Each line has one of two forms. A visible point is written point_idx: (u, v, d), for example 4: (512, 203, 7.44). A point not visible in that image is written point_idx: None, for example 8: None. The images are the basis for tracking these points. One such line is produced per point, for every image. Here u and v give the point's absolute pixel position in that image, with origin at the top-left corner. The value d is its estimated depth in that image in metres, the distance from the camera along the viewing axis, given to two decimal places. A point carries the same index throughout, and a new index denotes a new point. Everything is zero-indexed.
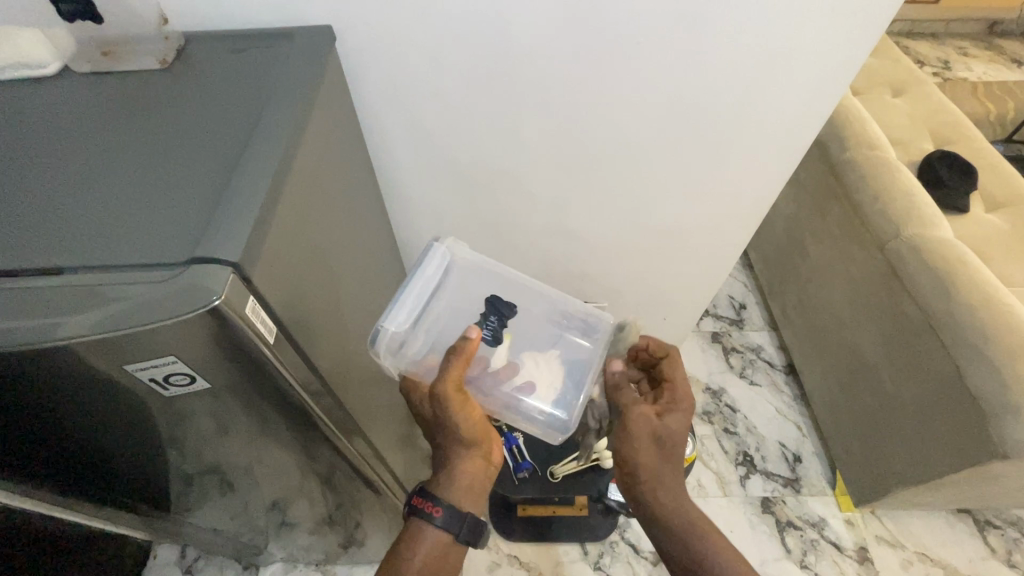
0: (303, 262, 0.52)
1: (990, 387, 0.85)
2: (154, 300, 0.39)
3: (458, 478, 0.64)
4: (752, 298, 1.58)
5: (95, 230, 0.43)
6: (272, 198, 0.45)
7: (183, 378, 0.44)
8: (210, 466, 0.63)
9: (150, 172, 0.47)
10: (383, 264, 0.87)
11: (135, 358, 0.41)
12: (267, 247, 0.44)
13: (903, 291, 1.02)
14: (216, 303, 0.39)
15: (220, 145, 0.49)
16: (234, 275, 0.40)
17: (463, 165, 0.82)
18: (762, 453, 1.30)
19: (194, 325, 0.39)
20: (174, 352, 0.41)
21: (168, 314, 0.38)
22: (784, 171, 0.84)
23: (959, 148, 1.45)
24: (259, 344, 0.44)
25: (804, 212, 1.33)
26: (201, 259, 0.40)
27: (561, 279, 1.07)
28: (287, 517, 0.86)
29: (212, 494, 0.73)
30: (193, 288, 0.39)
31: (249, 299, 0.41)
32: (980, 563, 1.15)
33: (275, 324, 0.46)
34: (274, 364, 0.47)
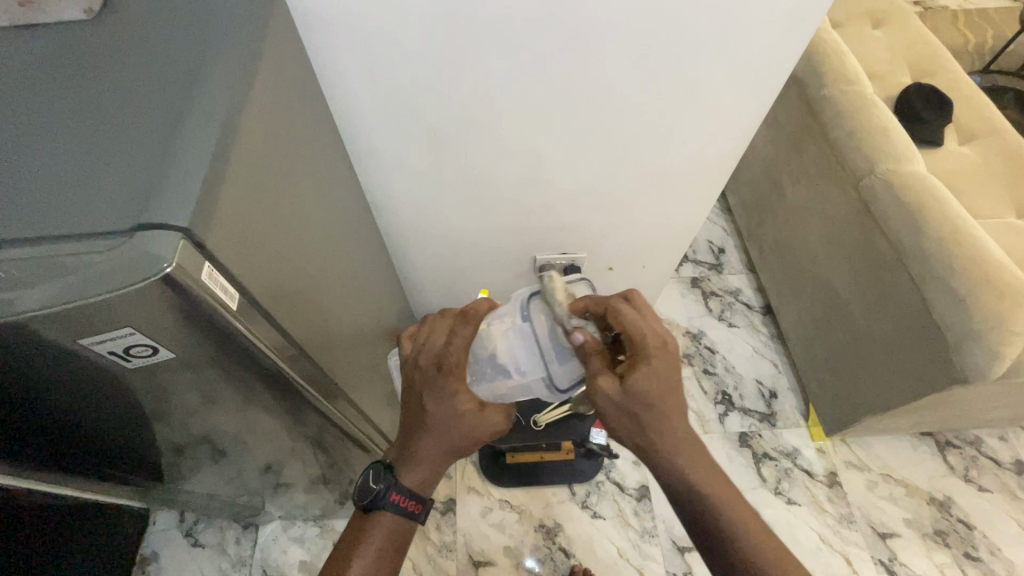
0: (265, 225, 0.50)
1: (954, 317, 0.88)
2: (101, 271, 0.37)
3: (425, 463, 0.67)
4: (730, 242, 1.59)
5: (35, 203, 0.40)
6: (222, 157, 0.43)
7: (145, 349, 0.43)
8: (196, 435, 0.63)
9: (88, 135, 0.44)
10: (354, 225, 0.84)
11: (90, 330, 0.40)
12: (221, 208, 0.42)
13: (875, 227, 1.04)
14: (168, 271, 0.37)
15: (161, 101, 0.46)
16: (184, 240, 0.38)
17: (430, 116, 0.79)
18: (740, 391, 1.35)
19: (147, 294, 0.38)
20: (131, 323, 0.40)
21: (118, 284, 0.37)
22: (759, 110, 0.83)
23: (936, 80, 1.43)
24: (222, 312, 0.43)
25: (780, 153, 1.32)
26: (145, 224, 0.38)
27: (539, 231, 1.06)
28: (281, 478, 0.88)
29: (202, 461, 0.73)
30: (141, 254, 0.37)
31: (205, 266, 0.40)
32: (940, 479, 1.23)
33: (237, 290, 0.44)
34: (243, 332, 0.46)
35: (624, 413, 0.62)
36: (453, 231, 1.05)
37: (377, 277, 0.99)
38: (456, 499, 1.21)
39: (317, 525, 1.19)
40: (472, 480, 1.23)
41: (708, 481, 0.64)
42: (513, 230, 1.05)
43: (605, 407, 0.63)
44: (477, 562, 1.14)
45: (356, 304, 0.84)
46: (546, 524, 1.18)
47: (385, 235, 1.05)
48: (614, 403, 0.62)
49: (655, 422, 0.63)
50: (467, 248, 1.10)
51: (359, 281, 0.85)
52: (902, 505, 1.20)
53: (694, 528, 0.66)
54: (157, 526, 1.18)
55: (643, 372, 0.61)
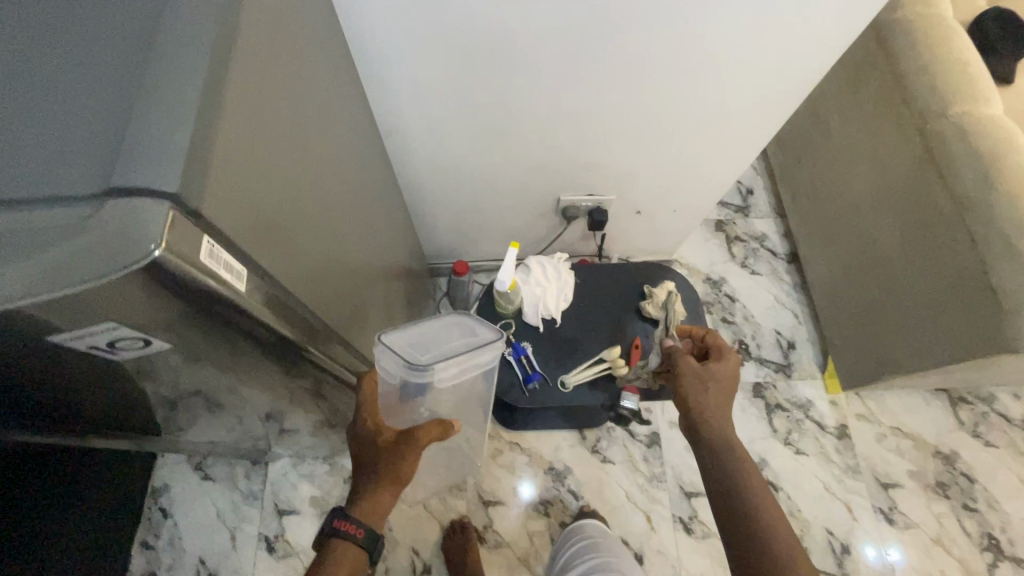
0: (266, 178, 0.41)
1: (1014, 282, 0.82)
2: (64, 256, 0.28)
3: (373, 509, 0.71)
4: (760, 183, 1.49)
5: None
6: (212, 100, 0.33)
7: (134, 339, 0.37)
8: (188, 391, 0.57)
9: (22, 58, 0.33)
10: (364, 161, 0.74)
11: (58, 326, 0.32)
12: (217, 166, 0.33)
13: (937, 177, 0.94)
14: (155, 254, 0.29)
15: (123, 24, 0.36)
16: (174, 210, 0.30)
17: (456, 33, 0.66)
18: (758, 341, 1.31)
19: (133, 286, 0.30)
20: (113, 316, 0.32)
21: (90, 273, 0.28)
22: (841, 44, 0.71)
23: (1015, 4, 1.26)
24: (227, 293, 0.36)
25: (833, 85, 1.18)
26: (118, 190, 0.30)
27: (566, 170, 0.96)
28: (286, 425, 0.84)
29: (199, 414, 0.68)
30: (117, 232, 0.29)
31: (202, 240, 0.32)
32: (948, 434, 1.24)
33: (240, 263, 0.37)
34: (248, 309, 0.39)
35: (700, 384, 0.75)
36: (472, 167, 0.94)
37: (388, 217, 0.90)
38: None
39: (326, 462, 1.19)
40: None
41: (756, 483, 0.67)
42: (537, 168, 0.95)
43: (685, 372, 0.77)
44: (486, 501, 1.16)
45: (365, 251, 0.75)
46: (555, 468, 1.19)
47: (395, 169, 0.94)
48: (695, 373, 0.76)
49: (722, 407, 0.74)
50: (485, 186, 1.00)
51: (369, 225, 0.76)
52: (908, 458, 1.21)
53: (727, 520, 0.66)
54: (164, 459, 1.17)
55: (720, 361, 0.77)
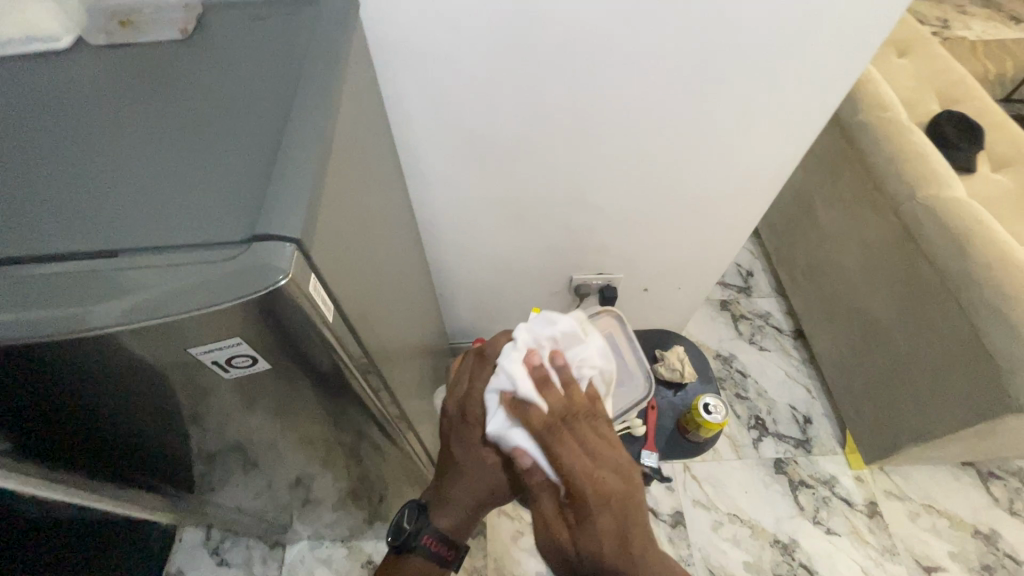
0: (355, 242, 0.49)
1: (1007, 345, 0.85)
2: (208, 280, 0.34)
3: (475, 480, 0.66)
4: (758, 265, 1.59)
5: (120, 195, 0.39)
6: (324, 165, 0.41)
7: (247, 359, 0.39)
8: (233, 446, 0.67)
9: (164, 146, 0.42)
10: (403, 244, 0.84)
11: (195, 340, 0.36)
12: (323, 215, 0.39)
13: (917, 252, 1.02)
14: (281, 282, 0.34)
15: (250, 116, 0.43)
16: (296, 251, 0.35)
17: (482, 133, 0.80)
18: (774, 417, 1.33)
19: (257, 310, 0.35)
20: (241, 332, 0.36)
21: (224, 298, 0.33)
22: (808, 135, 0.83)
23: (965, 107, 1.48)
24: (328, 337, 0.40)
25: (812, 177, 1.33)
26: (260, 236, 0.35)
27: (578, 250, 1.07)
28: (310, 494, 0.93)
29: (235, 472, 0.77)
30: (256, 265, 0.34)
31: (311, 276, 0.36)
32: (984, 511, 1.20)
33: (335, 307, 0.41)
34: (339, 352, 0.42)
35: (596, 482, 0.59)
36: (491, 250, 1.05)
37: (421, 294, 1.00)
38: (487, 523, 1.19)
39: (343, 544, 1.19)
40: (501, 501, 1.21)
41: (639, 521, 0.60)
42: (552, 248, 1.06)
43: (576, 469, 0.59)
44: None
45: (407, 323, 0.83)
46: None
47: (425, 251, 1.05)
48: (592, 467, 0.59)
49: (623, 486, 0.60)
50: (505, 267, 1.11)
51: (406, 299, 0.86)
52: (946, 538, 1.16)
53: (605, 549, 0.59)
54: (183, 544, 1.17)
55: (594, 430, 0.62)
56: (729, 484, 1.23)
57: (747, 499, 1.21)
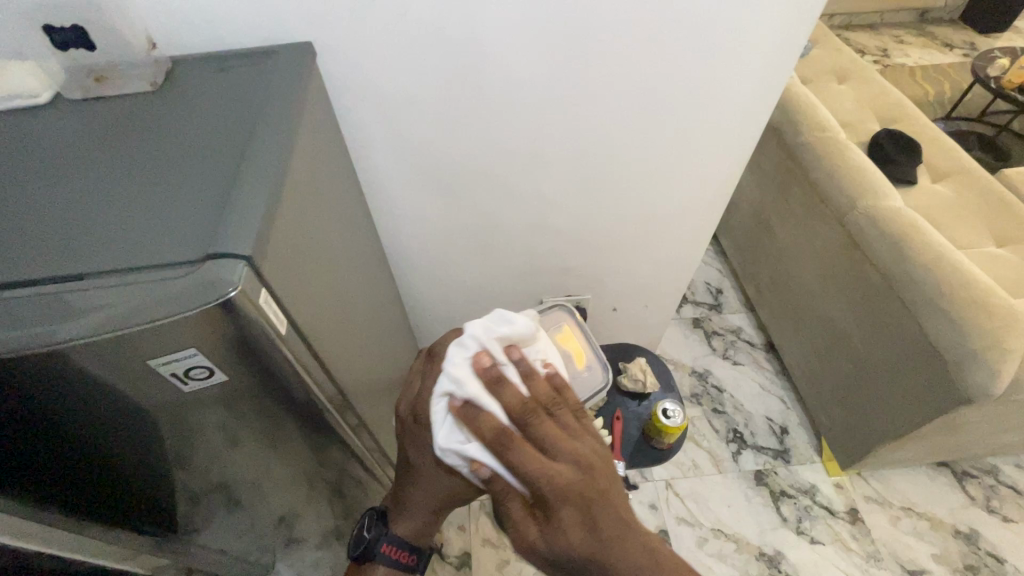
0: (314, 265, 0.53)
1: (952, 339, 0.89)
2: (166, 295, 0.37)
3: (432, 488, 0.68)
4: (727, 282, 1.65)
5: (91, 228, 0.43)
6: (278, 192, 0.45)
7: (203, 371, 0.41)
8: (217, 485, 0.68)
9: (133, 184, 0.46)
10: (375, 278, 0.87)
11: (154, 353, 0.38)
12: (276, 238, 0.43)
13: (865, 259, 1.08)
14: (232, 293, 0.37)
15: (211, 155, 0.48)
16: (247, 267, 0.38)
17: (443, 168, 0.85)
18: (751, 429, 1.35)
19: (208, 319, 0.38)
20: (194, 343, 0.39)
21: (180, 308, 0.37)
22: (744, 152, 0.90)
23: (903, 126, 1.59)
24: (281, 348, 0.43)
25: (767, 196, 1.41)
26: (214, 254, 0.39)
27: (546, 273, 1.11)
28: (295, 532, 0.92)
29: (215, 517, 0.76)
30: (210, 280, 0.38)
31: (262, 291, 0.40)
32: (962, 510, 1.21)
33: (289, 321, 0.44)
34: (291, 362, 0.45)
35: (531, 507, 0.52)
36: (462, 278, 1.09)
37: (397, 324, 1.03)
38: (472, 553, 1.18)
39: None
40: (486, 530, 1.20)
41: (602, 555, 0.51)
42: (520, 273, 1.10)
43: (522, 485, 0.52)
44: None
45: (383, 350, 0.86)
46: None
47: (398, 284, 1.08)
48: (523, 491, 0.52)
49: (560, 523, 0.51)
50: (476, 295, 1.14)
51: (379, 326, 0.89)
52: (928, 540, 1.17)
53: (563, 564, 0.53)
54: None
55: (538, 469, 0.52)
56: (713, 499, 1.24)
57: (730, 513, 1.22)
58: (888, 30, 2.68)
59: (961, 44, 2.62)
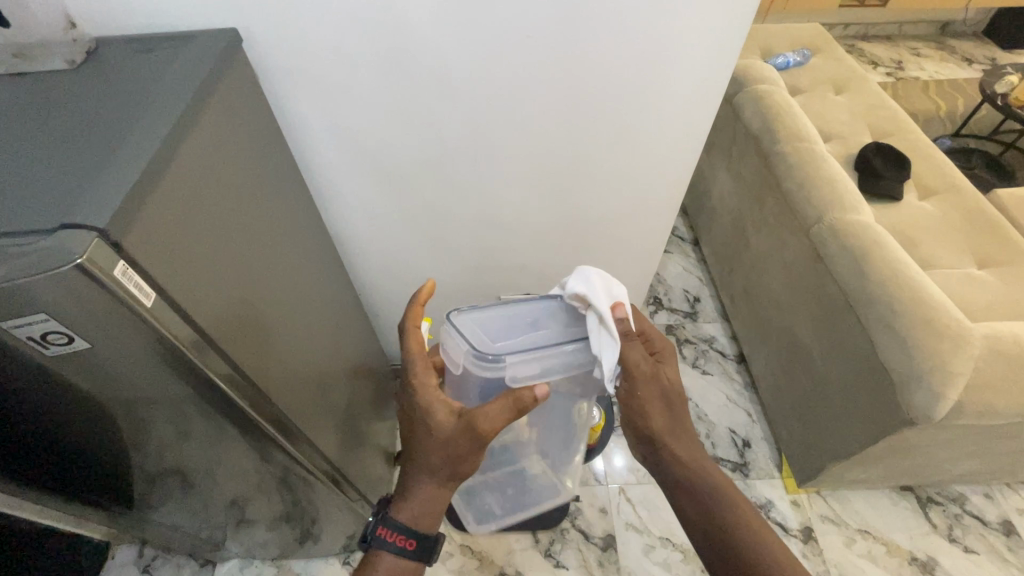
0: (213, 243, 0.55)
1: (898, 358, 0.87)
2: (16, 261, 0.39)
3: (428, 451, 0.68)
4: (706, 291, 1.63)
5: None
6: (157, 169, 0.46)
7: (62, 337, 0.44)
8: (175, 469, 0.72)
9: (25, 155, 0.48)
10: (317, 265, 0.88)
11: (8, 315, 0.41)
12: (148, 212, 0.45)
13: (826, 272, 1.05)
14: (77, 262, 0.39)
15: (104, 131, 0.49)
16: (97, 238, 0.40)
17: (386, 160, 0.86)
18: (712, 440, 1.33)
19: (58, 285, 0.39)
20: (47, 309, 0.41)
21: (25, 274, 0.38)
22: (692, 153, 0.91)
23: (896, 140, 1.54)
24: (147, 318, 0.45)
25: (744, 205, 1.38)
26: (67, 225, 0.41)
27: (502, 270, 1.11)
28: (246, 514, 0.95)
29: (176, 494, 0.80)
30: (57, 249, 0.39)
31: (118, 263, 0.41)
32: (922, 537, 1.18)
33: (158, 291, 0.46)
34: (165, 331, 0.47)
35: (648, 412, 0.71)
36: (419, 271, 1.10)
37: (348, 311, 1.04)
38: None
39: (274, 565, 1.20)
40: None
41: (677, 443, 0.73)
42: (475, 269, 1.11)
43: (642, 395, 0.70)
44: None
45: (322, 335, 0.87)
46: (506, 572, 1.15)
47: (353, 273, 1.09)
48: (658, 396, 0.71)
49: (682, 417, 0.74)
50: (434, 289, 1.15)
51: (325, 311, 0.91)
52: (882, 565, 1.14)
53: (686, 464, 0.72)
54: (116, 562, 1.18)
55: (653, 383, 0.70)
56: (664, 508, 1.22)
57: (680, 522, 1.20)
58: (906, 42, 2.59)
59: (982, 59, 2.54)
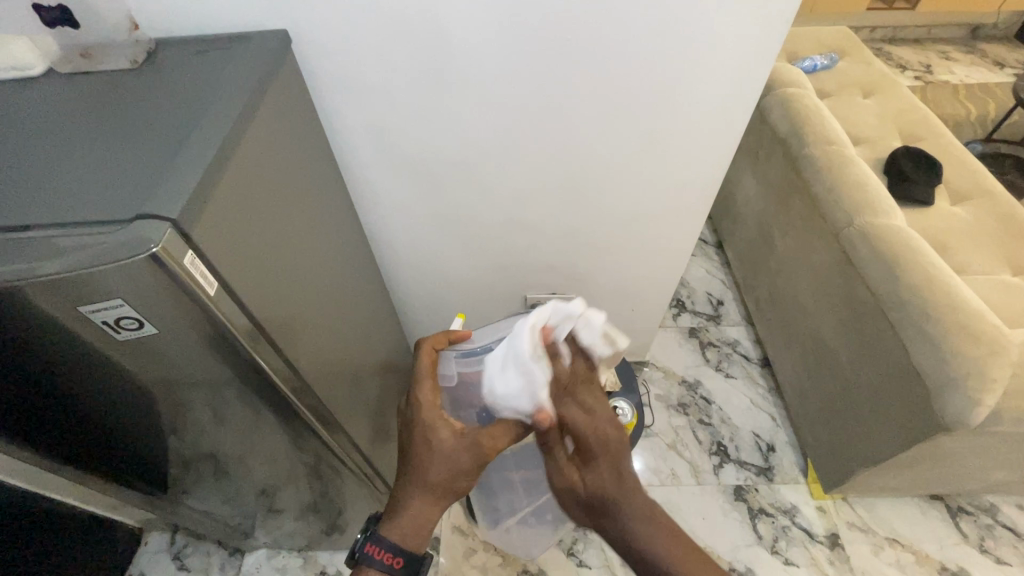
0: (265, 236, 0.57)
1: (933, 363, 0.86)
2: (96, 248, 0.41)
3: (423, 463, 0.67)
4: (729, 295, 1.62)
5: (50, 186, 0.47)
6: (220, 163, 0.48)
7: (133, 321, 0.46)
8: (208, 454, 0.74)
9: (96, 149, 0.50)
10: (353, 261, 0.90)
11: (85, 298, 0.43)
12: (211, 205, 0.47)
13: (856, 276, 1.04)
14: (153, 250, 0.41)
15: (169, 127, 0.52)
16: (171, 228, 0.42)
17: (421, 159, 0.88)
18: (736, 443, 1.32)
19: (133, 272, 0.42)
20: (121, 293, 0.43)
21: (105, 260, 0.41)
22: (724, 156, 0.90)
23: (926, 144, 1.52)
24: (208, 305, 0.47)
25: (770, 208, 1.38)
26: (144, 215, 0.43)
27: (530, 269, 1.13)
28: (275, 504, 0.96)
29: (208, 478, 0.83)
30: (134, 237, 0.42)
31: (187, 251, 0.44)
32: (953, 547, 1.16)
33: (218, 279, 0.48)
34: (222, 318, 0.49)
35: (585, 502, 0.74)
36: (448, 269, 1.12)
37: (379, 308, 1.06)
38: (441, 539, 1.20)
39: (301, 556, 1.22)
40: (457, 518, 1.22)
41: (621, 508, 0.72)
42: (503, 268, 1.12)
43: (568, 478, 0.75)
44: None
45: (357, 329, 0.89)
46: (529, 570, 1.16)
47: (384, 269, 1.12)
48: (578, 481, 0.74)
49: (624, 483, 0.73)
50: (461, 287, 1.17)
51: (359, 307, 0.93)
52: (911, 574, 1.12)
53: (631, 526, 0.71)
54: (148, 547, 1.22)
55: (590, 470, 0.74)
56: (688, 511, 1.22)
57: (703, 525, 1.20)
58: (935, 45, 2.56)
59: (1014, 63, 2.49)
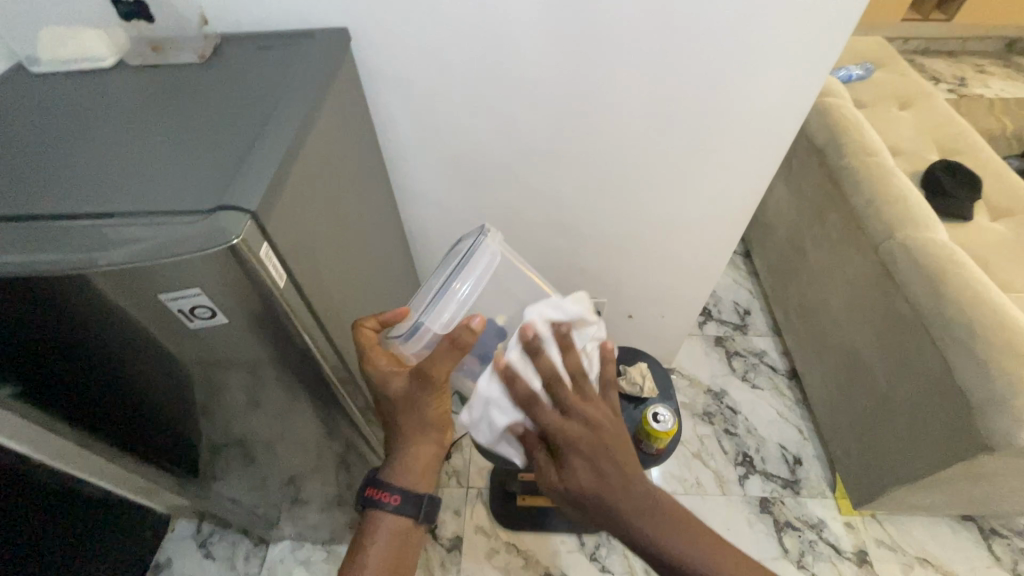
0: (323, 230, 0.58)
1: (977, 381, 0.85)
2: (177, 238, 0.42)
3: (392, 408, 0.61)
4: (756, 305, 1.61)
5: (128, 174, 0.48)
6: (291, 157, 0.49)
7: (206, 311, 0.47)
8: (238, 440, 0.74)
9: (171, 140, 0.51)
10: (394, 257, 0.91)
11: (163, 287, 0.44)
12: (283, 198, 0.48)
13: (896, 290, 1.03)
14: (234, 242, 0.42)
15: (241, 120, 0.53)
16: (250, 221, 0.43)
17: (465, 159, 0.88)
18: (762, 455, 1.31)
19: (213, 262, 0.43)
20: (199, 283, 0.44)
21: (187, 250, 0.42)
22: (770, 164, 0.88)
23: (965, 159, 1.50)
24: (276, 296, 0.48)
25: (804, 218, 1.36)
26: (223, 207, 0.44)
27: (563, 272, 1.13)
28: (301, 494, 0.97)
29: (237, 465, 0.83)
30: (215, 228, 0.43)
31: (263, 244, 0.45)
32: (985, 570, 1.13)
33: (286, 272, 0.49)
34: (287, 310, 0.50)
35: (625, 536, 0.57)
36: None
37: None
38: (464, 538, 1.20)
39: (323, 549, 1.23)
40: (480, 519, 1.22)
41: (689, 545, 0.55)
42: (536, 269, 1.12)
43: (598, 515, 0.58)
44: None
45: None
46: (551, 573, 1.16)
47: (418, 266, 1.13)
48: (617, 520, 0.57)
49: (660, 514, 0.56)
50: None
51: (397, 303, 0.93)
52: None
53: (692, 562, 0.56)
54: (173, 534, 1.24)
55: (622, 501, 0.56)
56: (712, 521, 1.21)
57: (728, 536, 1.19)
58: (969, 58, 2.52)
59: None
